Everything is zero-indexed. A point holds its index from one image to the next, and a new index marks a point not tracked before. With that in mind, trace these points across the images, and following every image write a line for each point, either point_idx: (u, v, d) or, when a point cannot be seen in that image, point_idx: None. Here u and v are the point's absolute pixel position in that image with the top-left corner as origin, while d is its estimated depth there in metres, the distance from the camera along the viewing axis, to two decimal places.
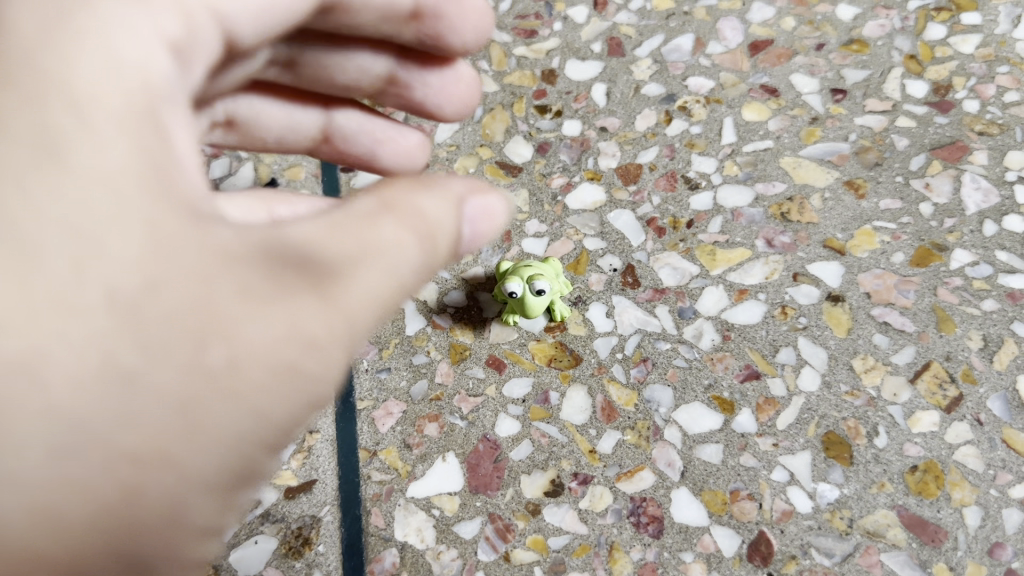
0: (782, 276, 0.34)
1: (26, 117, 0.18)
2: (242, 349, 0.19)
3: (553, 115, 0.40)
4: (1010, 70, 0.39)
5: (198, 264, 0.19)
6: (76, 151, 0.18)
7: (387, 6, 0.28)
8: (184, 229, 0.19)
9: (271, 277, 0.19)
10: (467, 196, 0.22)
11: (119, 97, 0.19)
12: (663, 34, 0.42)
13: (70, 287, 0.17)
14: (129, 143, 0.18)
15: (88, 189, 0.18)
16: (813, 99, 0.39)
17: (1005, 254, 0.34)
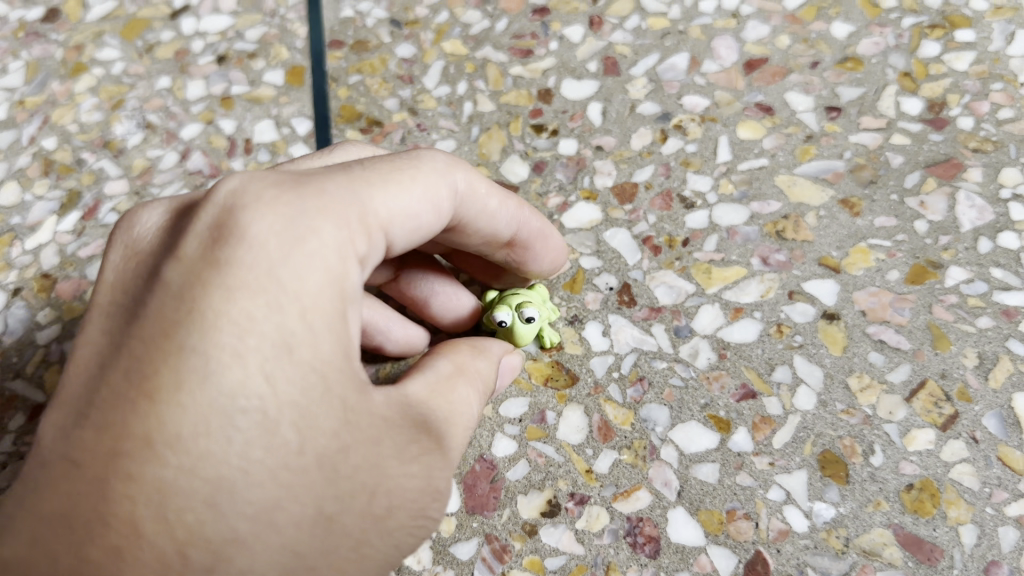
0: (778, 295, 0.35)
1: (269, 319, 0.23)
2: (391, 495, 0.25)
3: (550, 134, 0.41)
4: (1004, 88, 0.39)
5: (367, 435, 0.25)
6: (299, 349, 0.23)
7: (491, 236, 0.32)
8: (363, 410, 0.25)
9: (411, 442, 0.26)
10: (502, 356, 0.31)
11: (331, 307, 0.24)
12: (658, 53, 0.42)
13: (290, 456, 0.23)
14: (333, 347, 0.24)
15: (305, 378, 0.23)
16: (808, 117, 0.39)
17: (1000, 271, 0.34)
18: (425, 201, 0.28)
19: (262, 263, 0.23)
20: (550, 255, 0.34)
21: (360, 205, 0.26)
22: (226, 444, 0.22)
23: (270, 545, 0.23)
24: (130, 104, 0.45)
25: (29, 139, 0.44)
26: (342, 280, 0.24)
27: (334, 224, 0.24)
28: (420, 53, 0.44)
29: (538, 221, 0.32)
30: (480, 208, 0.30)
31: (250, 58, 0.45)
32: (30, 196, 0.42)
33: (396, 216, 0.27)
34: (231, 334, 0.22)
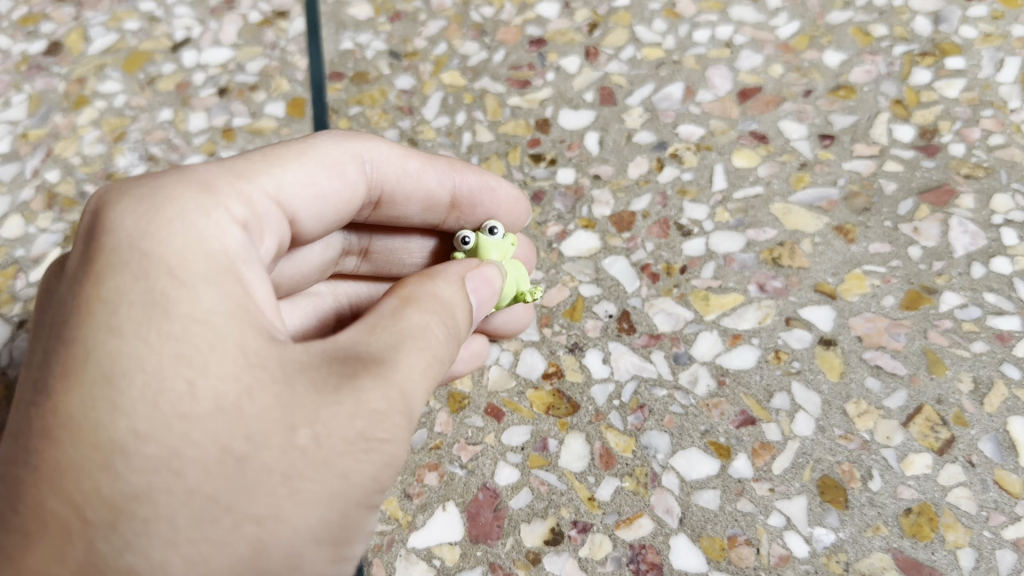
0: (775, 321, 0.35)
1: (136, 285, 0.24)
2: (319, 421, 0.24)
3: (548, 163, 0.41)
4: (994, 114, 0.40)
5: (275, 374, 0.25)
6: (173, 302, 0.24)
7: (428, 198, 0.36)
8: (265, 355, 0.25)
9: (333, 370, 0.25)
10: (465, 276, 0.31)
11: (203, 261, 0.25)
12: (654, 83, 0.43)
13: (185, 400, 0.23)
14: (214, 296, 0.25)
15: (187, 328, 0.24)
16: (801, 145, 0.40)
17: (994, 295, 0.35)
18: (321, 167, 0.31)
19: (124, 233, 0.25)
20: (509, 212, 0.37)
21: (245, 172, 0.29)
22: (112, 398, 0.23)
23: (178, 491, 0.22)
24: (133, 136, 0.45)
25: (32, 172, 0.45)
26: (221, 227, 0.26)
27: (197, 190, 0.27)
28: (419, 84, 0.44)
29: (475, 179, 0.36)
30: (401, 170, 0.35)
31: (252, 90, 0.45)
32: (33, 229, 0.43)
33: (297, 179, 0.31)
34: (107, 300, 0.24)
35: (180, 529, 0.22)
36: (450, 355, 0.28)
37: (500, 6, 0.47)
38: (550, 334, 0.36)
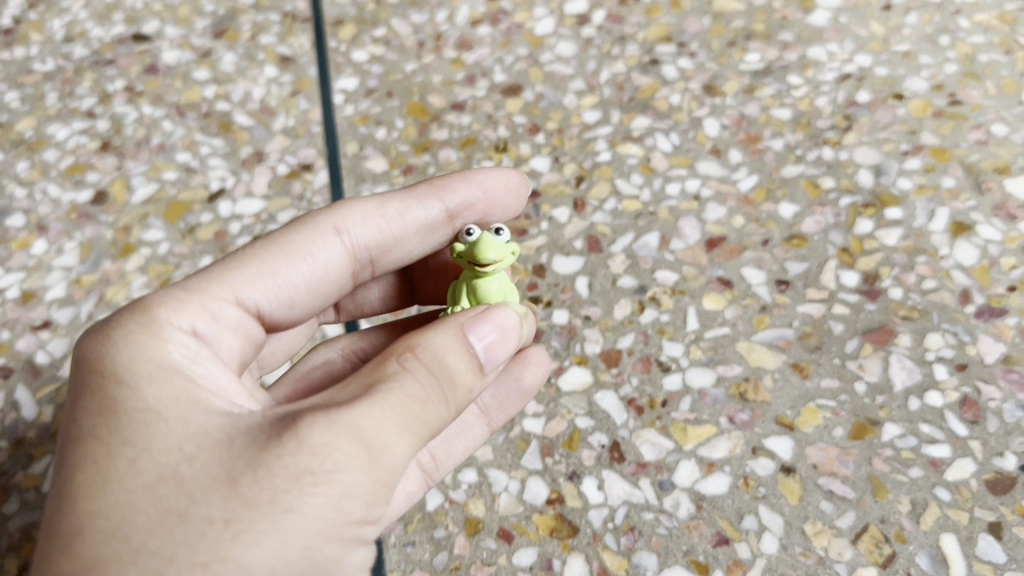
0: (744, 450, 0.41)
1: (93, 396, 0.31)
2: (261, 465, 0.29)
3: (545, 305, 0.47)
4: (928, 260, 0.46)
5: (217, 442, 0.30)
6: (122, 402, 0.31)
7: (425, 222, 0.43)
8: (208, 429, 0.30)
9: (280, 425, 0.30)
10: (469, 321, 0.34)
11: (147, 365, 0.32)
12: (633, 232, 0.50)
13: (128, 475, 0.29)
14: (156, 391, 0.31)
15: (133, 421, 0.30)
16: (761, 290, 0.46)
17: (928, 426, 0.41)
18: (286, 254, 0.39)
19: (84, 355, 0.32)
20: (505, 202, 0.44)
21: (208, 283, 0.36)
22: (73, 486, 0.29)
23: (125, 552, 0.28)
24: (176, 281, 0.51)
25: (87, 315, 0.51)
26: (176, 327, 0.33)
27: (147, 306, 0.34)
28: None
29: (461, 193, 0.43)
30: (378, 213, 0.42)
31: None
32: None
33: (266, 267, 0.38)
34: (76, 412, 0.31)
35: None
36: (429, 398, 0.31)
37: (499, 160, 0.54)
38: (551, 462, 0.42)
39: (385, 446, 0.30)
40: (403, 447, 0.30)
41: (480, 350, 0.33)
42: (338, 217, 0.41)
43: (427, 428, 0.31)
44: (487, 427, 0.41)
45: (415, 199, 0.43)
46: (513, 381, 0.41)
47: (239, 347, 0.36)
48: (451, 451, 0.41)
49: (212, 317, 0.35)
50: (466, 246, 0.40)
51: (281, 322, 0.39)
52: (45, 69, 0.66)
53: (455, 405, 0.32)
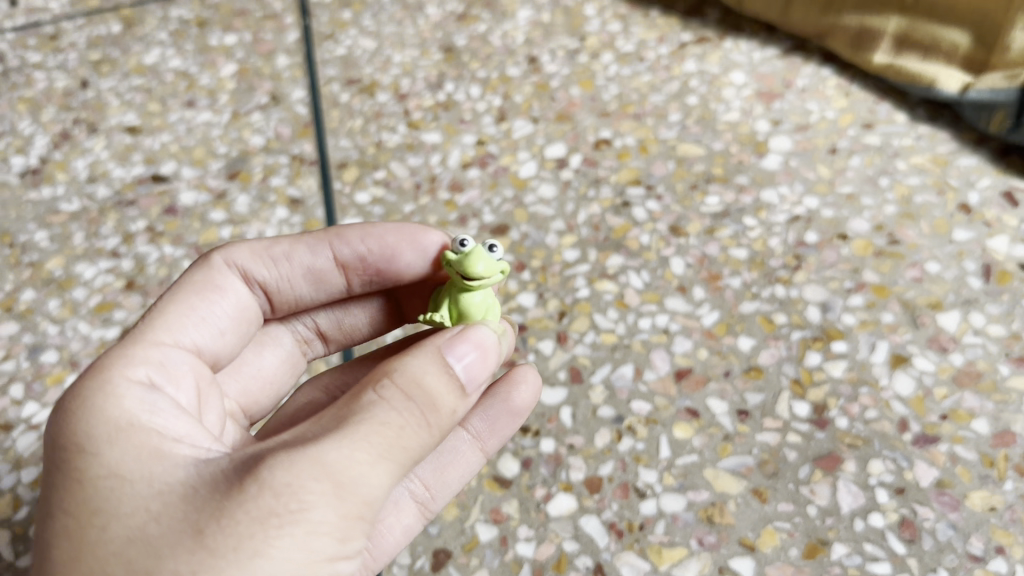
0: (711, 570, 0.47)
1: (63, 470, 0.36)
2: (225, 514, 0.33)
3: (533, 433, 0.53)
4: (870, 390, 0.52)
5: (179, 494, 0.35)
6: (87, 470, 0.36)
7: (317, 262, 0.50)
8: (171, 483, 0.35)
9: (242, 472, 0.34)
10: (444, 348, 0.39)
11: (104, 429, 0.37)
12: (610, 364, 0.56)
13: (100, 544, 0.34)
14: (116, 454, 0.36)
15: (100, 487, 0.35)
16: (724, 419, 0.52)
17: (871, 545, 0.47)
18: (200, 291, 0.46)
19: (52, 430, 0.37)
20: (408, 254, 0.50)
21: (146, 332, 0.43)
22: (55, 558, 0.34)
23: None
24: None
25: None
26: (127, 384, 0.39)
27: (99, 372, 0.39)
28: None
29: (351, 243, 0.50)
30: (271, 253, 0.49)
31: None
32: None
33: (183, 306, 0.45)
34: (49, 488, 0.36)
35: None
36: (405, 424, 0.36)
37: None
38: None
39: (348, 478, 0.34)
40: (372, 475, 0.35)
41: (457, 372, 0.39)
42: (231, 255, 0.48)
43: (399, 454, 0.36)
44: (481, 453, 0.49)
45: (311, 245, 0.50)
46: (502, 403, 0.48)
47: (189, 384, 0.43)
48: (445, 480, 0.48)
49: (156, 363, 0.41)
50: (457, 256, 0.47)
51: (212, 355, 0.46)
52: (71, 208, 0.72)
53: (428, 424, 0.37)
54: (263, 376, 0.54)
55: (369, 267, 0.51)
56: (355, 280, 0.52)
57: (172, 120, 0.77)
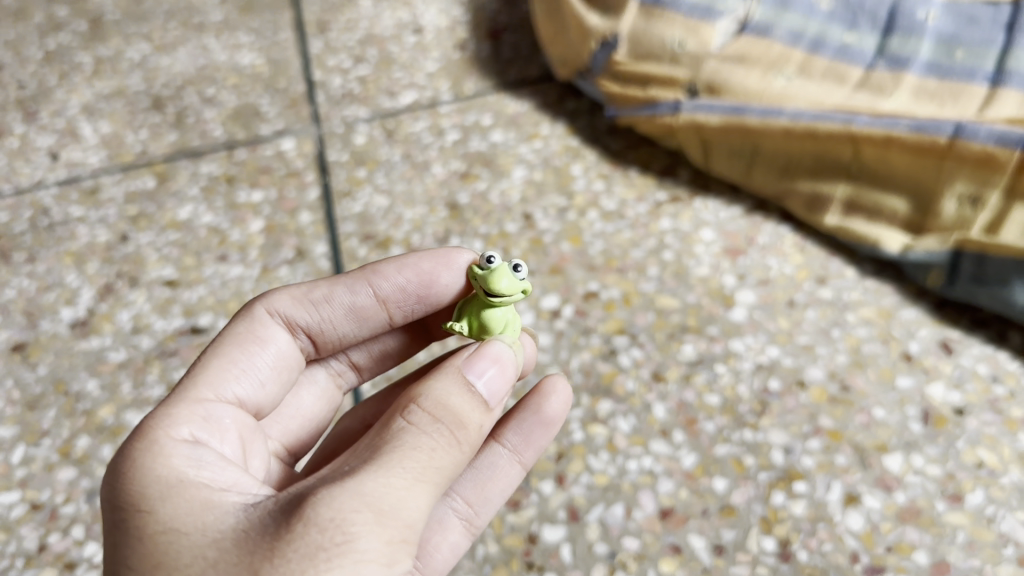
0: None
1: (127, 531, 0.43)
2: (278, 551, 0.40)
3: (537, 568, 0.61)
4: (827, 526, 0.61)
5: (232, 538, 0.42)
6: (148, 526, 0.43)
7: (352, 302, 0.62)
8: (223, 529, 0.42)
9: (290, 513, 0.42)
10: (464, 370, 0.49)
11: (158, 488, 0.44)
12: (603, 503, 0.64)
13: None
14: (170, 508, 0.43)
15: (162, 543, 0.42)
16: (703, 554, 0.61)
17: None
18: (242, 343, 0.56)
19: (113, 493, 0.44)
20: (445, 274, 0.63)
21: (191, 391, 0.51)
22: None
23: None
24: None
25: None
26: (175, 444, 0.46)
27: (149, 436, 0.46)
28: None
29: (386, 282, 0.62)
30: (310, 301, 0.60)
31: None
32: None
33: (227, 358, 0.55)
34: (118, 547, 0.43)
35: None
36: (435, 447, 0.45)
37: None
38: None
39: (385, 507, 0.41)
40: (407, 499, 0.42)
41: (477, 392, 0.48)
42: (272, 306, 0.59)
43: (430, 476, 0.44)
44: (520, 466, 0.60)
45: (351, 283, 0.61)
46: (537, 417, 0.60)
47: (235, 430, 0.52)
48: (486, 495, 0.59)
49: (200, 421, 0.50)
50: (485, 272, 0.58)
51: (255, 402, 0.56)
52: (118, 358, 0.81)
53: (454, 440, 0.46)
54: (303, 412, 0.66)
55: (407, 294, 0.62)
56: (394, 310, 0.63)
57: (207, 274, 0.87)
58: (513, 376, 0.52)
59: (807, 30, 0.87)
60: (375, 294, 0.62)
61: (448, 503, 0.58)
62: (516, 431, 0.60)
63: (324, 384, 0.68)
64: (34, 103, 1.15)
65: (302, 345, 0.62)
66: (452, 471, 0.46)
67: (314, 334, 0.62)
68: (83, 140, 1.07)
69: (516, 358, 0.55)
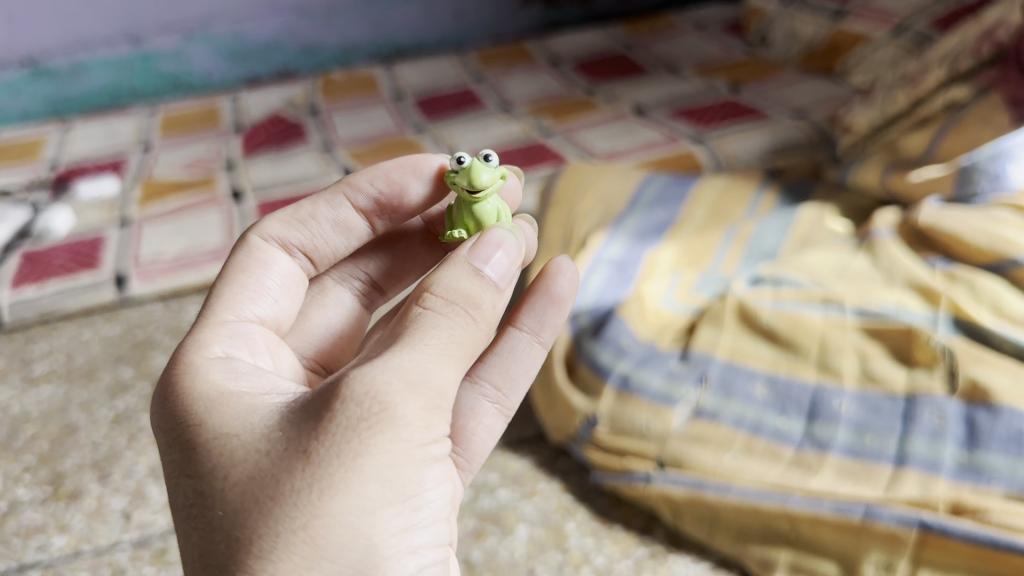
0: None
1: (202, 436, 0.68)
2: (326, 418, 0.64)
3: None
4: None
5: (282, 423, 0.67)
6: (216, 426, 0.68)
7: (339, 219, 0.98)
8: (269, 416, 0.68)
9: (328, 396, 0.66)
10: (471, 258, 0.75)
11: (215, 401, 0.70)
12: None
13: (238, 463, 0.66)
14: (225, 412, 0.69)
15: (228, 439, 0.67)
16: None
17: None
18: (248, 270, 0.90)
19: (186, 408, 0.71)
20: (409, 178, 0.98)
21: (221, 321, 0.82)
22: (211, 474, 0.66)
23: (264, 500, 0.63)
24: None
25: None
26: (216, 368, 0.74)
27: (201, 374, 0.73)
28: None
29: (362, 198, 0.98)
30: (302, 226, 0.96)
31: None
32: None
33: (239, 284, 0.88)
34: (192, 434, 0.69)
35: (265, 509, 0.63)
36: (455, 330, 0.70)
37: None
38: None
39: (416, 382, 0.65)
40: (433, 371, 0.67)
41: (483, 271, 0.74)
42: (265, 233, 0.93)
43: (453, 350, 0.69)
44: (541, 348, 0.93)
45: (331, 202, 0.98)
46: (551, 304, 0.93)
47: (258, 336, 0.84)
48: (514, 378, 0.92)
49: (226, 340, 0.80)
50: (467, 173, 0.92)
51: (274, 318, 0.90)
52: None
53: (463, 316, 0.71)
54: (336, 323, 1.04)
55: (380, 198, 0.98)
56: (372, 216, 1.00)
57: None
58: (513, 250, 0.78)
59: (747, 416, 1.10)
60: (354, 205, 0.98)
61: (481, 393, 0.91)
62: (533, 318, 0.93)
63: (347, 302, 1.06)
64: (107, 464, 1.37)
65: (302, 262, 0.97)
66: (472, 335, 0.71)
67: (314, 248, 0.98)
68: (151, 502, 1.28)
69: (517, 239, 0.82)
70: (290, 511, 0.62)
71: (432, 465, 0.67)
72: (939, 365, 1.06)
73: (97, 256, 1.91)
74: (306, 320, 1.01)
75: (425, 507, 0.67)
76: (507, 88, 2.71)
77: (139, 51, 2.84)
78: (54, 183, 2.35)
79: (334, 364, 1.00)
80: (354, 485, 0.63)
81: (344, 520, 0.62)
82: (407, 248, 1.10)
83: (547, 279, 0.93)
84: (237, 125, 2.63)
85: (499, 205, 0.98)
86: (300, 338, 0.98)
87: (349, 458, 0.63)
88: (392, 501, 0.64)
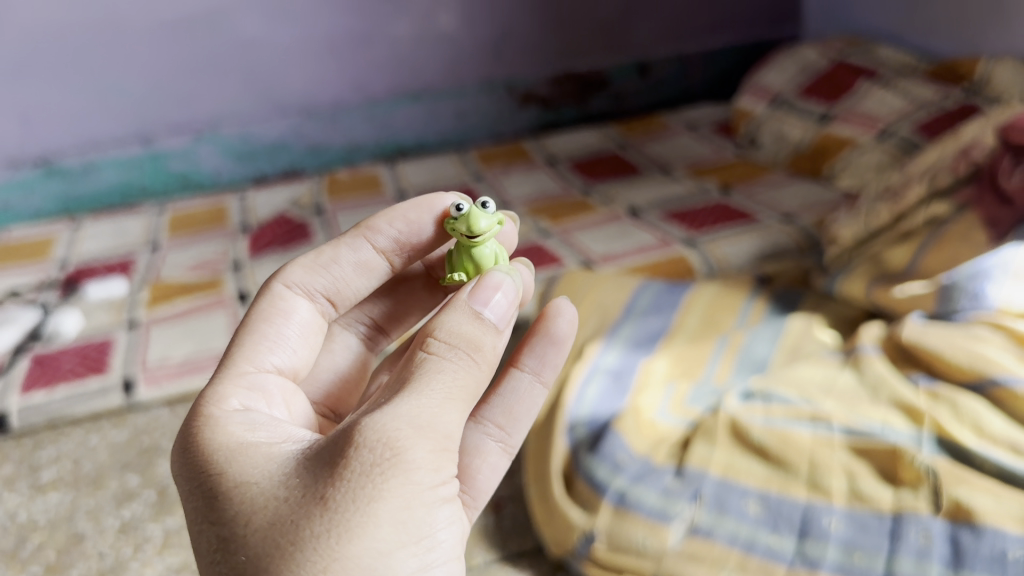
0: None
1: (223, 487, 0.73)
2: (340, 464, 0.69)
3: None
4: None
5: (298, 471, 0.72)
6: (236, 475, 0.73)
7: (361, 262, 1.03)
8: (285, 464, 0.73)
9: (341, 443, 0.71)
10: (471, 303, 0.80)
11: (235, 453, 0.75)
12: None
13: (260, 510, 0.70)
14: (245, 462, 0.74)
15: (248, 489, 0.72)
16: None
17: None
18: (268, 320, 0.95)
19: (208, 460, 0.76)
20: (424, 218, 1.03)
21: (238, 373, 0.88)
22: (233, 522, 0.71)
23: (285, 547, 0.68)
24: None
25: None
26: (235, 421, 0.80)
27: (221, 427, 0.78)
28: None
29: (382, 241, 1.02)
30: (325, 272, 1.01)
31: None
32: None
33: (259, 335, 0.94)
34: (213, 482, 0.74)
35: (287, 555, 0.67)
36: (459, 371, 0.75)
37: None
38: None
39: (424, 427, 0.71)
40: (439, 417, 0.72)
41: (482, 314, 0.79)
42: (288, 281, 0.98)
43: (458, 393, 0.74)
44: (541, 386, 0.96)
45: (353, 245, 1.02)
46: (550, 344, 0.95)
47: (276, 386, 0.90)
48: (515, 417, 0.95)
49: (243, 392, 0.86)
50: (465, 221, 0.98)
51: (291, 368, 0.95)
52: None
53: (466, 359, 0.76)
54: (344, 367, 1.10)
55: (400, 238, 1.03)
56: (391, 257, 1.04)
57: None
58: (511, 291, 0.83)
59: (741, 533, 1.13)
60: (374, 246, 1.02)
61: (484, 432, 0.94)
62: (533, 358, 0.96)
63: (354, 346, 1.12)
64: None
65: (322, 307, 1.01)
66: (475, 374, 0.76)
67: (335, 291, 1.02)
68: None
69: (514, 283, 0.86)
70: (311, 555, 0.67)
71: (440, 506, 0.72)
72: (924, 484, 1.10)
73: (106, 361, 1.96)
74: (315, 367, 1.08)
75: (436, 546, 0.72)
76: (506, 188, 2.79)
77: (149, 151, 2.93)
78: (64, 282, 2.41)
79: (342, 407, 1.07)
80: (370, 528, 0.67)
81: (362, 562, 0.67)
82: (410, 290, 1.16)
83: (546, 321, 0.95)
84: (244, 224, 2.70)
85: (497, 247, 1.04)
86: (309, 384, 1.06)
87: (364, 503, 0.67)
88: (406, 543, 0.69)
